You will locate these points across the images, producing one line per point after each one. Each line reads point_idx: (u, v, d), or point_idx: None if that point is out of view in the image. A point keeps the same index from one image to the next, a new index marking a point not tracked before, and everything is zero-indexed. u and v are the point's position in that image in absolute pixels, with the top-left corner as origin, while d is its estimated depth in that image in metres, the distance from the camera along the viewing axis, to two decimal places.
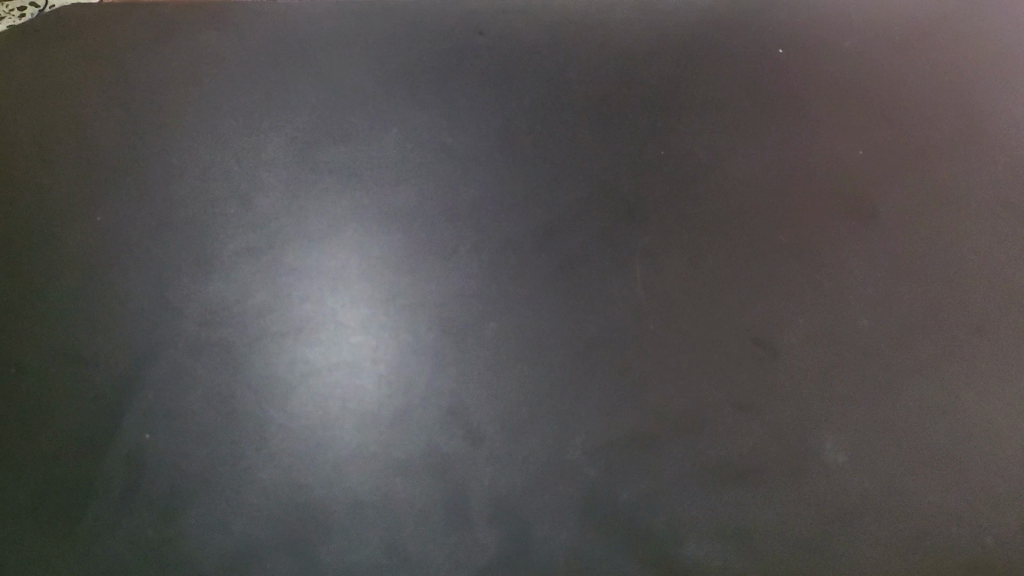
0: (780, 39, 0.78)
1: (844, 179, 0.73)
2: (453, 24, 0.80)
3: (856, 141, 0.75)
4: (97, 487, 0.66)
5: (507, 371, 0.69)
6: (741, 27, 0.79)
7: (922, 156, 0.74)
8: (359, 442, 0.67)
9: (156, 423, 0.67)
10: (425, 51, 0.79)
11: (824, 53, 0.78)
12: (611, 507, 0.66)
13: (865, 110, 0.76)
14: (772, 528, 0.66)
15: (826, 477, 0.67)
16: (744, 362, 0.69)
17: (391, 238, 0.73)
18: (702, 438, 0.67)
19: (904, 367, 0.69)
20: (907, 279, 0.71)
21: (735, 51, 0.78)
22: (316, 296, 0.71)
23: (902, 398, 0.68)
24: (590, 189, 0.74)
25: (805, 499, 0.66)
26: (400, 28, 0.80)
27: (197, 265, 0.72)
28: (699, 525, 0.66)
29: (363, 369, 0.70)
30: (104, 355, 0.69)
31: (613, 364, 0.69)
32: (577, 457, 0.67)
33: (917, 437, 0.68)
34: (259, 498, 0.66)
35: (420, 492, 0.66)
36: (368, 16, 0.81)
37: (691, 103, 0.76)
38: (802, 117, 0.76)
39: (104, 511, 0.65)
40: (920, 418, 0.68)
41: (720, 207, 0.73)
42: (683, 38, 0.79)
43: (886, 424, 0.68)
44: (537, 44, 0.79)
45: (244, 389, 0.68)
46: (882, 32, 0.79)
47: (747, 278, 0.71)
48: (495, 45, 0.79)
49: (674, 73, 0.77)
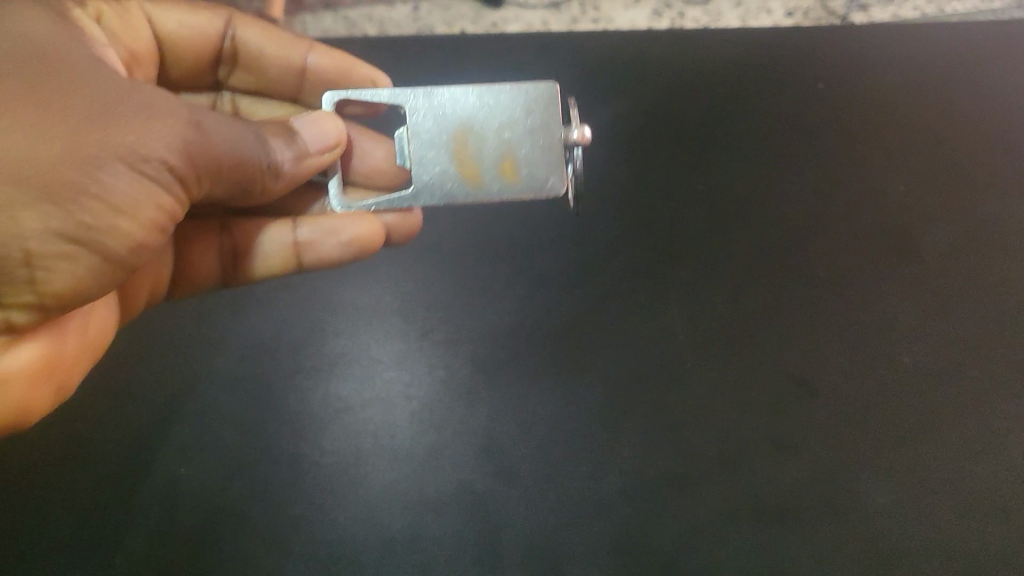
0: (822, 70, 0.77)
1: (888, 219, 0.76)
2: (481, 47, 0.77)
3: (899, 176, 0.77)
4: (132, 516, 0.70)
5: (546, 410, 0.73)
6: (783, 56, 0.77)
7: (961, 190, 0.76)
8: (391, 479, 0.72)
9: (199, 461, 0.71)
10: (454, 75, 0.77)
11: (865, 87, 0.77)
12: (642, 538, 0.70)
13: (905, 143, 0.77)
14: (793, 559, 0.71)
15: (856, 510, 0.72)
16: (783, 400, 0.74)
17: (424, 273, 0.76)
18: (734, 476, 0.72)
19: (921, 405, 0.74)
20: (942, 317, 0.75)
21: (781, 80, 0.77)
22: (349, 330, 0.75)
23: (932, 430, 0.73)
24: (623, 226, 0.77)
25: (822, 531, 0.71)
26: (428, 51, 0.77)
27: (231, 306, 0.75)
28: (725, 555, 0.70)
29: (396, 405, 0.73)
30: (147, 391, 0.72)
31: (650, 404, 0.73)
32: (610, 495, 0.71)
33: (944, 468, 0.73)
34: (294, 534, 0.70)
35: (458, 531, 0.70)
36: (390, 41, 0.77)
37: (735, 137, 0.77)
38: (848, 151, 0.77)
39: (138, 537, 0.69)
40: (950, 447, 0.73)
41: (756, 250, 0.76)
42: (724, 68, 0.77)
43: (909, 457, 0.73)
44: (569, 73, 0.77)
45: (279, 424, 0.72)
46: (928, 58, 0.77)
47: (785, 317, 0.75)
48: (524, 70, 0.77)
49: (718, 104, 0.77)
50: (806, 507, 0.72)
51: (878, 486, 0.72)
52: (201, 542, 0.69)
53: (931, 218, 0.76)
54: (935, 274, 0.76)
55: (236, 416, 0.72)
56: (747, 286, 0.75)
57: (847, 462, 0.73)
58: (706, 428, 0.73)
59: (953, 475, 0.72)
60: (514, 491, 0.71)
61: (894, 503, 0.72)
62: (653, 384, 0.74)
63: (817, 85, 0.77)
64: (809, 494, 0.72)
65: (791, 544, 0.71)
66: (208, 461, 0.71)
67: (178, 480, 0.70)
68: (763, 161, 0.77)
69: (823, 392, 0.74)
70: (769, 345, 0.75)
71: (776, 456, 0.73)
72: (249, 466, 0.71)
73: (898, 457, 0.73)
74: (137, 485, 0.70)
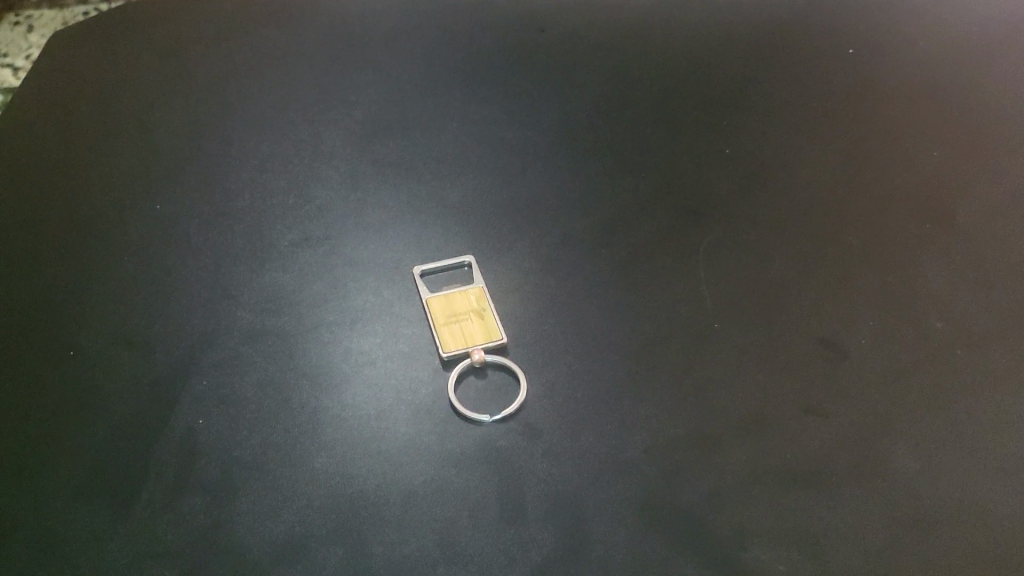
0: (829, 70, 0.94)
1: (903, 190, 0.82)
2: (526, 66, 0.94)
3: (905, 160, 0.85)
4: (98, 452, 0.62)
5: (569, 365, 0.68)
6: (793, 61, 0.95)
7: (962, 167, 0.84)
8: (414, 434, 0.64)
9: (206, 407, 0.65)
10: (497, 92, 0.91)
11: (869, 80, 0.93)
12: (664, 505, 0.60)
13: (901, 125, 0.88)
14: (838, 537, 0.59)
15: (902, 478, 0.62)
16: (814, 361, 0.68)
17: (448, 238, 0.77)
18: (767, 436, 0.64)
19: (970, 365, 0.68)
20: (976, 285, 0.74)
21: (793, 77, 0.93)
22: (371, 287, 0.73)
23: (981, 388, 0.67)
24: (644, 202, 0.80)
25: (869, 498, 0.61)
26: (478, 71, 0.94)
27: (255, 259, 0.75)
28: (761, 530, 0.59)
29: (418, 359, 0.69)
30: (156, 330, 0.69)
31: (675, 364, 0.68)
32: (635, 454, 0.63)
33: (1003, 433, 0.64)
34: (307, 486, 0.61)
35: (482, 486, 0.61)
36: (447, 65, 0.94)
37: (753, 114, 0.89)
38: (855, 128, 0.88)
39: (93, 480, 0.61)
40: (1007, 406, 0.66)
41: (779, 217, 0.79)
42: (745, 71, 0.94)
43: (959, 423, 0.65)
44: (596, 82, 0.93)
45: (298, 376, 0.67)
46: (924, 66, 0.95)
47: (819, 274, 0.75)
48: (561, 81, 0.93)
49: (738, 92, 0.92)
50: (837, 477, 0.62)
51: (914, 451, 0.63)
52: (180, 487, 0.60)
53: (942, 185, 0.82)
54: (958, 245, 0.77)
55: (252, 365, 0.67)
56: (774, 254, 0.76)
57: (888, 423, 0.65)
58: (735, 388, 0.67)
59: (1010, 450, 0.63)
60: (538, 448, 0.63)
61: (938, 476, 0.62)
62: (677, 340, 0.70)
63: (825, 79, 0.93)
64: (841, 461, 0.63)
65: (836, 522, 0.59)
66: (216, 410, 0.65)
67: (169, 416, 0.64)
68: (776, 137, 0.87)
69: (854, 355, 0.69)
70: (798, 308, 0.72)
71: (804, 421, 0.65)
72: (258, 413, 0.65)
73: (949, 419, 0.65)
74: (115, 417, 0.64)
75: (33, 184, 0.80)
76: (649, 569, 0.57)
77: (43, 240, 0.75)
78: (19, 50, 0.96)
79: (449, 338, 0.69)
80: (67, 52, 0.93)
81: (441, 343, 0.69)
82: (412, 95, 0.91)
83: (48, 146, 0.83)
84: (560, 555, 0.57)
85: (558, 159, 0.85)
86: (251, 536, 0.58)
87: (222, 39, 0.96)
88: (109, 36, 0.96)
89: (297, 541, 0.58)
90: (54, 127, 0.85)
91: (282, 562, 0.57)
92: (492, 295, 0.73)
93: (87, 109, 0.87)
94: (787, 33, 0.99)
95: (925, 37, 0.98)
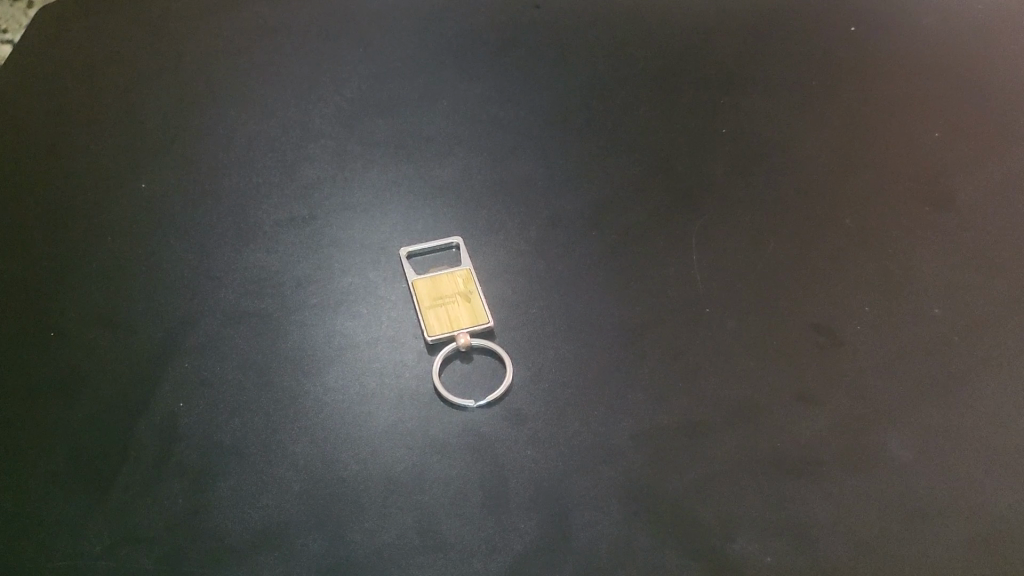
0: (830, 50, 0.92)
1: (904, 173, 0.80)
2: (520, 43, 0.92)
3: (906, 141, 0.83)
4: (77, 434, 0.61)
5: (556, 350, 0.67)
6: (793, 41, 0.93)
7: (964, 149, 0.82)
8: (396, 420, 0.63)
9: (187, 390, 0.63)
10: (490, 70, 0.89)
11: (871, 60, 0.91)
12: (649, 494, 0.59)
13: (903, 105, 0.87)
14: (828, 529, 0.57)
15: (895, 469, 0.60)
16: (807, 347, 0.67)
17: (436, 219, 0.76)
18: (757, 424, 0.62)
19: (967, 352, 0.67)
20: (975, 270, 0.72)
21: (793, 57, 0.92)
22: (357, 269, 0.72)
23: (979, 375, 0.65)
24: (638, 184, 0.79)
25: (862, 487, 0.59)
26: (471, 48, 0.92)
27: (240, 239, 0.73)
28: (749, 521, 0.57)
29: (404, 343, 0.67)
30: (139, 311, 0.68)
31: (664, 350, 0.67)
32: (621, 441, 0.61)
33: (1001, 421, 0.63)
34: (286, 471, 0.59)
35: (464, 474, 0.60)
36: (440, 42, 0.92)
37: (751, 94, 0.88)
38: (855, 109, 0.86)
39: (70, 462, 0.60)
40: (1005, 395, 0.64)
41: (775, 200, 0.78)
42: (743, 51, 0.92)
43: (956, 412, 0.63)
44: (591, 60, 0.91)
45: (281, 360, 0.65)
46: (927, 46, 0.93)
47: (815, 259, 0.73)
48: (555, 59, 0.91)
49: (736, 72, 0.90)
50: (829, 467, 0.60)
51: (909, 439, 0.62)
52: (159, 472, 0.59)
53: (942, 168, 0.81)
54: (959, 229, 0.75)
55: (235, 348, 0.66)
56: (769, 238, 0.74)
57: (882, 412, 0.63)
58: (725, 375, 0.65)
59: (1007, 439, 0.62)
60: (522, 434, 0.62)
61: (931, 467, 0.60)
62: (668, 325, 0.68)
63: (826, 60, 0.91)
64: (832, 450, 0.61)
65: (825, 513, 0.58)
66: (197, 393, 0.63)
67: (149, 399, 0.63)
68: (775, 118, 0.85)
69: (849, 341, 0.67)
70: (793, 293, 0.70)
71: (797, 409, 0.63)
72: (239, 397, 0.63)
73: (945, 408, 0.63)
74: (95, 398, 0.63)
75: (19, 160, 0.78)
76: (634, 559, 0.56)
77: (27, 217, 0.74)
78: (19, 25, 0.93)
79: (434, 321, 0.67)
80: (57, 28, 0.92)
81: (426, 326, 0.67)
82: (403, 72, 0.89)
83: (34, 122, 0.82)
84: (543, 544, 0.56)
85: (550, 139, 0.83)
86: (228, 523, 0.57)
87: (212, 14, 0.94)
88: (98, 11, 0.94)
89: (274, 529, 0.57)
90: (41, 103, 0.84)
91: (259, 550, 0.56)
92: (479, 278, 0.71)
93: (76, 84, 0.86)
94: (789, 12, 0.97)
95: (929, 16, 0.96)
